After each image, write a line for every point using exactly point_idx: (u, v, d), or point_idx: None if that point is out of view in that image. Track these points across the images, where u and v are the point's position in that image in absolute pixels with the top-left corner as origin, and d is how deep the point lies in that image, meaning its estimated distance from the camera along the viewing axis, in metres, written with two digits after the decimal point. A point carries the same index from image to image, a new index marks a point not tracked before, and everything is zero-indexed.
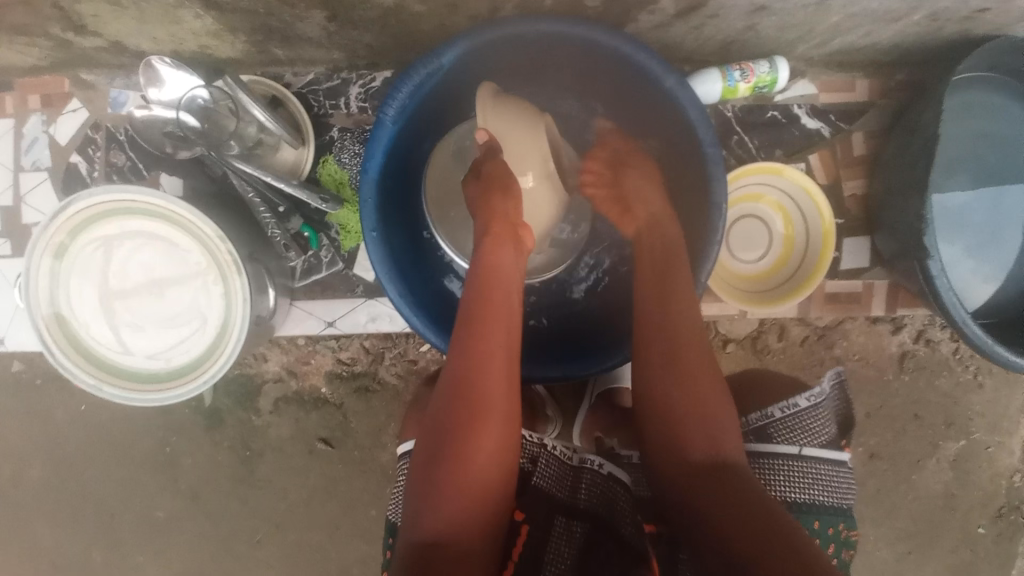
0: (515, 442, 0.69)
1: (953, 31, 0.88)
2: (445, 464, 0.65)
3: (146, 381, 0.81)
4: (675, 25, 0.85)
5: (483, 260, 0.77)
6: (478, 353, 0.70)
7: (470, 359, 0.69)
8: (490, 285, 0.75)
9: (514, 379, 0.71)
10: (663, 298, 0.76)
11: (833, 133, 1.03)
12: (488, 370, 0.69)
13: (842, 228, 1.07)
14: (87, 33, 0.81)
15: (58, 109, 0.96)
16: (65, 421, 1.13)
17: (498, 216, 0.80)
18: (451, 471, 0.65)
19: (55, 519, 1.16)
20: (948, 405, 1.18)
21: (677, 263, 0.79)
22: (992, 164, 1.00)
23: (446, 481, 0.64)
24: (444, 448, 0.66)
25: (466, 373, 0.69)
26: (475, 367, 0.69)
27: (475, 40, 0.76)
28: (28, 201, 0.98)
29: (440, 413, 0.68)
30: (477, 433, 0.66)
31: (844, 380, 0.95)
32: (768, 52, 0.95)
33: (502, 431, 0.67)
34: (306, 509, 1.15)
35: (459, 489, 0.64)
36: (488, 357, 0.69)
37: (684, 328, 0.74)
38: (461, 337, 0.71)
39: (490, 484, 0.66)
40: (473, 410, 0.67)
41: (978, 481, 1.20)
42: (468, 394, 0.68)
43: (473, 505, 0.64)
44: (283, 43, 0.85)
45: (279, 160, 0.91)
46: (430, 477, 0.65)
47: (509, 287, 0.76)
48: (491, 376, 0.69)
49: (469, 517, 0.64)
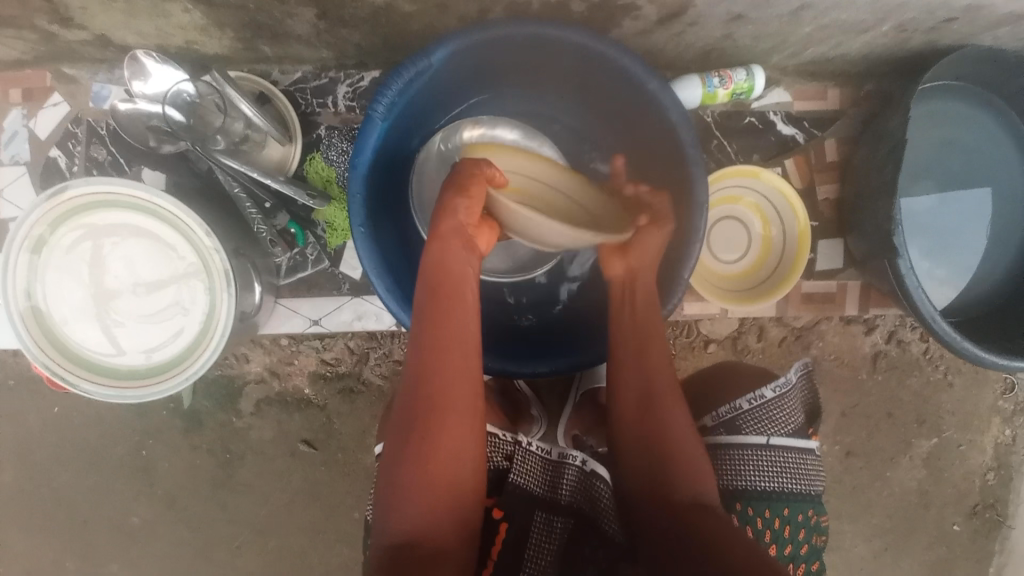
0: (480, 438, 0.69)
1: (920, 42, 0.93)
2: (410, 464, 0.66)
3: (126, 376, 0.79)
4: (657, 32, 0.87)
5: (435, 259, 0.74)
6: (434, 354, 0.69)
7: (427, 361, 0.69)
8: (447, 283, 0.73)
9: (475, 376, 0.70)
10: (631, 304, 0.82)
11: (807, 140, 1.07)
12: (444, 373, 0.68)
13: (817, 231, 1.11)
14: (73, 25, 0.80)
15: (37, 103, 0.95)
16: (37, 423, 1.09)
17: (447, 213, 0.75)
18: (417, 474, 0.65)
19: (25, 529, 1.12)
20: (921, 404, 1.22)
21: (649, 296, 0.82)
22: (956, 172, 1.05)
23: (410, 480, 0.65)
24: (408, 450, 0.66)
25: (423, 376, 0.68)
26: (434, 367, 0.68)
27: (463, 41, 0.77)
28: (4, 195, 0.96)
29: (401, 417, 0.68)
30: (439, 430, 0.66)
31: (811, 370, 0.97)
32: (745, 61, 0.98)
33: (464, 426, 0.68)
34: (288, 514, 1.13)
35: (423, 488, 0.65)
36: (445, 358, 0.69)
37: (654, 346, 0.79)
38: (423, 340, 0.70)
39: (455, 482, 0.66)
40: (433, 413, 0.67)
41: (951, 477, 1.25)
42: (428, 394, 0.68)
43: (441, 506, 0.65)
44: (271, 40, 0.85)
45: (265, 156, 0.90)
46: (397, 479, 0.66)
47: (467, 284, 0.74)
48: (450, 377, 0.68)
49: (437, 516, 0.65)
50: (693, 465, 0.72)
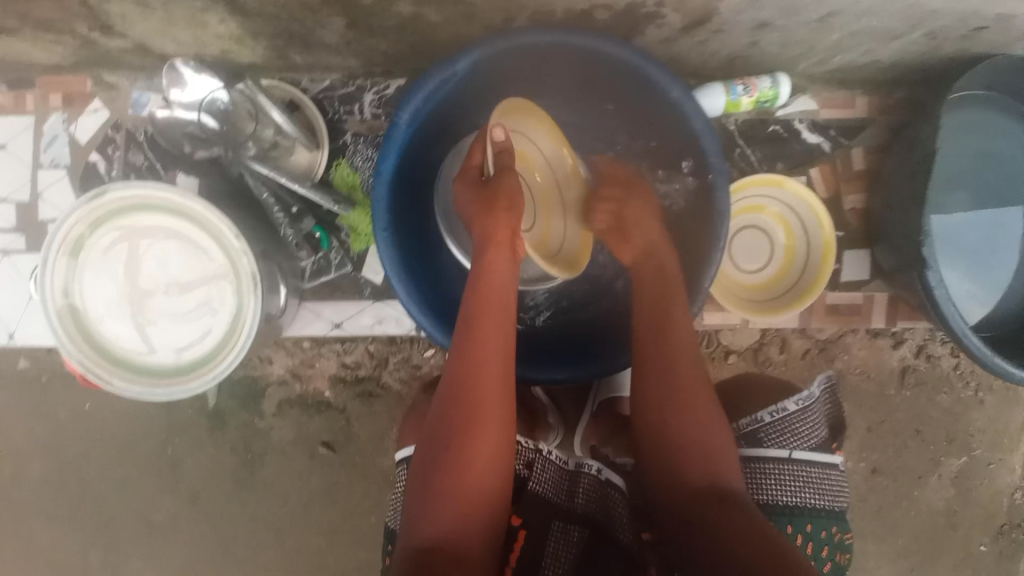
0: (511, 446, 0.70)
1: (952, 49, 0.91)
2: (444, 467, 0.66)
3: (156, 374, 0.82)
4: (681, 40, 0.87)
5: (482, 267, 0.78)
6: (473, 358, 0.70)
7: (466, 364, 0.70)
8: (487, 290, 0.75)
9: (510, 382, 0.72)
10: (656, 295, 0.80)
11: (833, 148, 1.06)
12: (481, 378, 0.70)
13: (843, 241, 1.09)
14: (113, 34, 0.82)
15: (79, 108, 0.97)
16: (69, 418, 1.13)
17: (499, 223, 0.79)
18: (450, 478, 0.66)
19: (54, 521, 1.15)
20: (949, 421, 1.19)
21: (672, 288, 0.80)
22: (990, 184, 1.02)
23: (444, 483, 0.66)
24: (442, 453, 0.67)
25: (462, 383, 0.69)
26: (473, 370, 0.70)
27: (488, 49, 0.78)
28: (43, 197, 0.99)
29: (436, 420, 0.70)
30: (474, 434, 0.67)
31: (834, 383, 0.95)
32: (770, 68, 0.97)
33: (498, 433, 0.68)
34: (305, 514, 1.15)
35: (457, 493, 0.65)
36: (484, 362, 0.70)
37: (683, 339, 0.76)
38: (462, 343, 0.72)
39: (487, 489, 0.67)
40: (469, 417, 0.68)
41: (981, 498, 1.21)
42: (464, 398, 0.69)
43: (472, 510, 0.66)
44: (302, 49, 0.87)
45: (294, 162, 0.93)
46: (429, 483, 0.67)
47: (506, 293, 0.76)
48: (488, 382, 0.70)
49: (468, 521, 0.65)
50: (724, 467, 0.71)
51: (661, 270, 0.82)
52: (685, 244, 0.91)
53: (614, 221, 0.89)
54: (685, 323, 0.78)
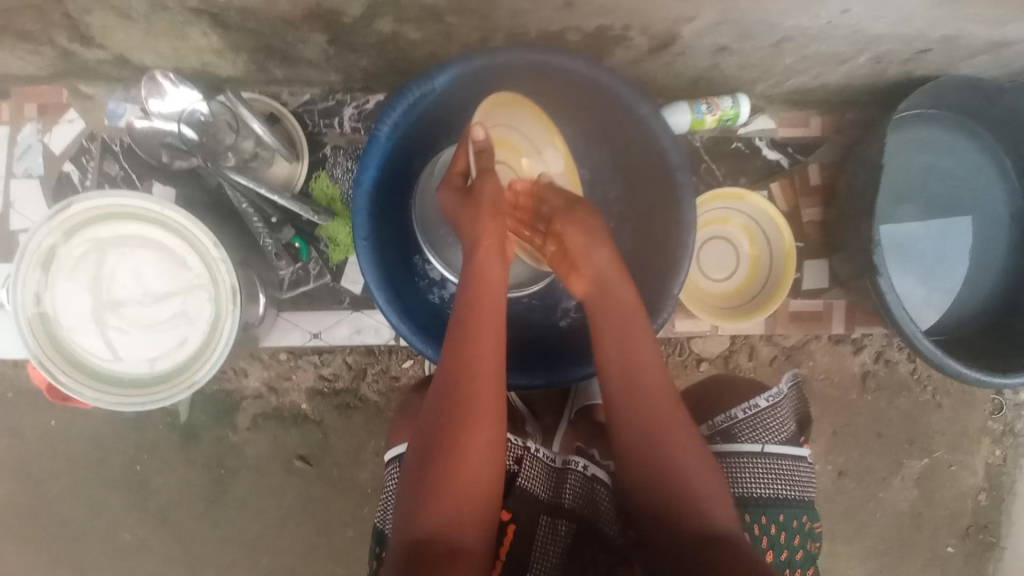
0: (504, 441, 0.72)
1: (895, 73, 0.98)
2: (438, 462, 0.68)
3: (129, 386, 0.81)
4: (648, 60, 0.92)
5: (475, 269, 0.79)
6: (467, 356, 0.72)
7: (461, 361, 0.72)
8: (481, 292, 0.77)
9: (502, 378, 0.74)
10: (620, 331, 0.79)
11: (792, 164, 1.13)
12: (475, 375, 0.71)
13: (804, 251, 1.15)
14: (94, 45, 0.82)
15: (53, 118, 0.96)
16: (33, 436, 1.09)
17: (487, 229, 0.80)
18: (444, 471, 0.67)
19: (12, 545, 1.10)
20: (910, 424, 1.25)
21: (635, 327, 0.79)
22: (937, 198, 1.10)
23: (437, 479, 0.67)
24: (437, 448, 0.69)
25: (456, 382, 0.71)
26: (468, 368, 0.72)
27: (466, 66, 0.82)
28: (16, 208, 0.97)
29: (430, 416, 0.71)
30: (467, 430, 0.69)
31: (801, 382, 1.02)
32: (732, 89, 1.04)
33: (491, 429, 0.70)
34: (281, 531, 1.13)
35: (454, 488, 0.67)
36: (478, 361, 0.72)
37: (647, 376, 0.76)
38: (455, 342, 0.74)
39: (482, 484, 0.68)
40: (463, 413, 0.70)
41: (942, 499, 1.27)
42: (458, 395, 0.70)
43: (466, 503, 0.67)
44: (283, 63, 0.89)
45: (273, 174, 0.94)
46: (423, 478, 0.68)
47: (499, 295, 0.78)
48: (481, 378, 0.71)
49: (462, 514, 0.66)
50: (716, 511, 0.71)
51: (620, 308, 0.80)
52: (656, 252, 0.94)
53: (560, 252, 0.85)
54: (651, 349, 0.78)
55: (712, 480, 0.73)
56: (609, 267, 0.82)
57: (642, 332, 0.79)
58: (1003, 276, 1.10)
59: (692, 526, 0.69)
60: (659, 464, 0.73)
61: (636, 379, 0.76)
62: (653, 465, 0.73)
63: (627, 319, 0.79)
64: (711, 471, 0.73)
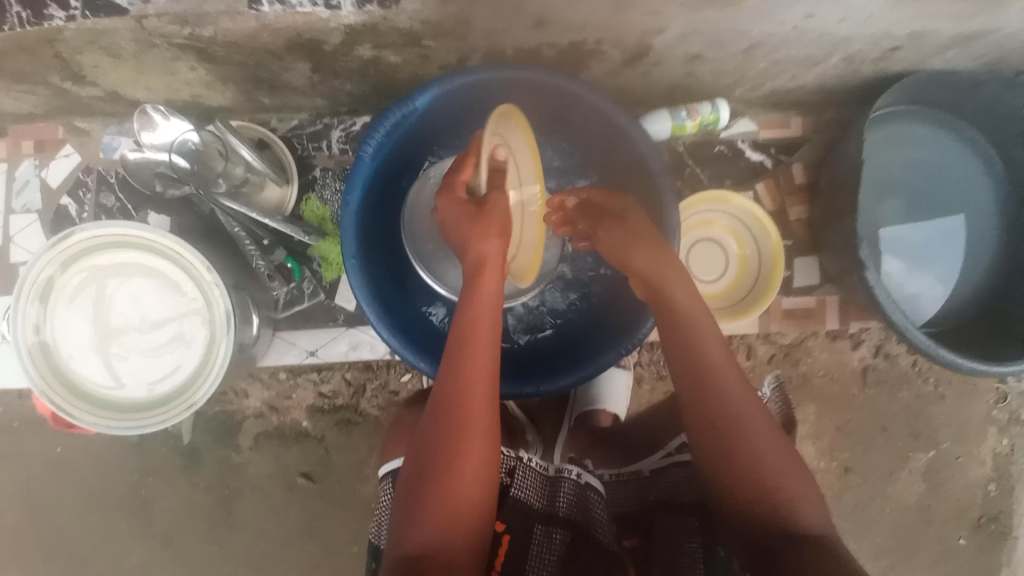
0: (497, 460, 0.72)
1: (870, 71, 1.00)
2: (432, 482, 0.68)
3: (127, 410, 0.82)
4: (625, 71, 0.94)
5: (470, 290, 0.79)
6: (462, 379, 0.72)
7: (455, 383, 0.72)
8: (476, 312, 0.77)
9: (495, 399, 0.74)
10: (685, 326, 0.81)
11: (775, 165, 1.14)
12: (469, 398, 0.71)
13: (792, 250, 1.16)
14: (87, 83, 0.85)
15: (51, 154, 1.00)
16: (40, 463, 1.11)
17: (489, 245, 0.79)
18: (438, 492, 0.68)
19: (22, 573, 1.12)
20: (913, 417, 1.25)
21: (704, 322, 0.82)
22: (922, 191, 1.11)
23: (432, 498, 0.68)
24: (431, 469, 0.69)
25: (452, 401, 0.71)
26: (461, 389, 0.72)
27: (446, 86, 0.84)
28: (16, 241, 1.00)
29: (425, 437, 0.72)
30: (460, 450, 0.69)
31: (783, 383, 1.03)
32: (711, 94, 1.05)
33: (485, 450, 0.70)
34: (287, 549, 1.14)
35: (447, 505, 0.67)
36: (472, 383, 0.72)
37: (720, 370, 0.78)
38: (451, 363, 0.74)
39: (476, 503, 0.69)
40: (457, 435, 0.70)
41: (951, 491, 1.26)
42: (451, 416, 0.71)
43: (459, 524, 0.67)
44: (270, 91, 0.92)
45: (265, 198, 0.96)
46: (416, 497, 0.69)
47: (494, 315, 0.78)
48: (475, 400, 0.71)
49: (456, 533, 0.67)
50: (799, 505, 0.72)
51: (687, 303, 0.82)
52: None
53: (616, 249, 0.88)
54: (719, 344, 0.81)
55: (790, 473, 0.74)
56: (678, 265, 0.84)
57: (710, 328, 0.81)
58: (991, 267, 1.10)
59: (771, 520, 0.71)
60: (745, 460, 0.74)
61: (707, 372, 0.78)
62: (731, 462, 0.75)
63: (694, 313, 0.82)
64: (790, 466, 0.75)
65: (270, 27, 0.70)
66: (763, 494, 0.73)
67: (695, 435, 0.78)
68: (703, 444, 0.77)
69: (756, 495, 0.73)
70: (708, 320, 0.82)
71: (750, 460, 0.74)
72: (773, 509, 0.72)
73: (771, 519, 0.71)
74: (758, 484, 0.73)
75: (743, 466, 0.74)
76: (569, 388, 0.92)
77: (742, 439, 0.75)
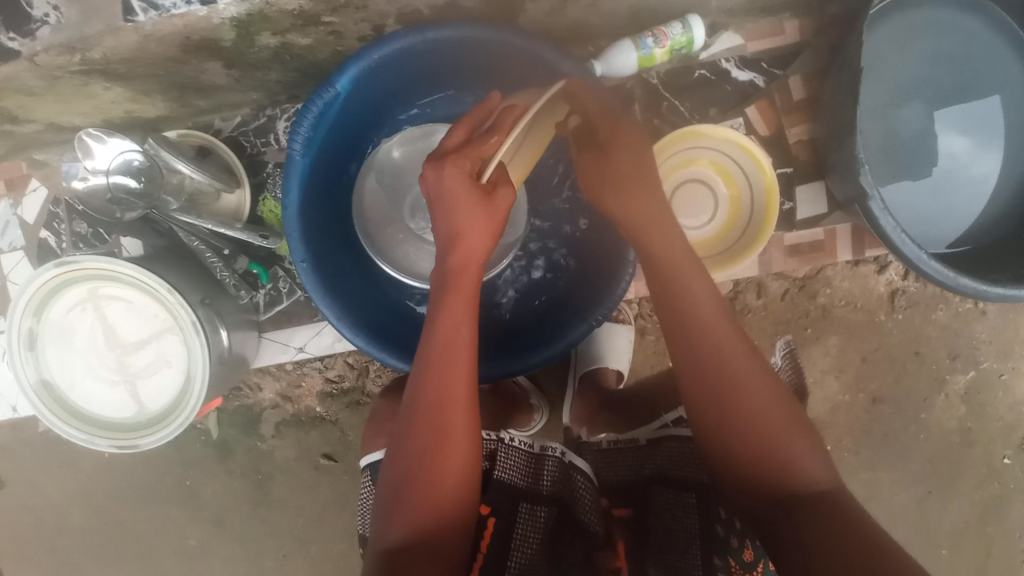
0: (480, 456, 0.72)
1: None
2: (415, 481, 0.68)
3: (127, 429, 0.87)
4: (569, 7, 0.82)
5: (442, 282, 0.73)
6: (443, 378, 0.70)
7: (436, 383, 0.70)
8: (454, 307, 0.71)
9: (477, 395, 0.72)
10: (666, 278, 0.75)
11: (768, 82, 1.01)
12: (451, 397, 0.69)
13: (796, 176, 1.04)
14: (21, 121, 0.85)
15: (21, 191, 1.02)
16: (93, 468, 1.23)
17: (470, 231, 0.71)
18: (422, 491, 0.68)
19: (102, 560, 1.27)
20: (950, 338, 1.14)
21: (692, 273, 0.75)
22: (948, 85, 0.94)
23: (416, 496, 0.68)
24: (414, 468, 0.69)
25: (432, 393, 0.70)
26: (441, 389, 0.69)
27: (366, 62, 0.77)
28: (12, 279, 1.04)
29: (407, 436, 0.70)
30: (443, 449, 0.69)
31: (793, 348, 1.04)
32: (680, 13, 0.92)
33: (467, 447, 0.70)
34: (322, 521, 1.23)
35: (431, 502, 0.68)
36: (453, 384, 0.70)
37: (713, 327, 0.72)
38: (432, 361, 0.71)
39: (459, 498, 0.69)
40: (440, 434, 0.69)
41: (995, 411, 1.17)
42: (434, 416, 0.69)
43: (443, 519, 0.68)
44: (199, 94, 0.88)
45: (222, 205, 0.95)
46: (399, 495, 0.69)
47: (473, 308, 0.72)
48: (456, 400, 0.70)
49: (440, 528, 0.68)
50: (802, 463, 0.67)
51: (676, 253, 0.76)
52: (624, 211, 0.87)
53: (603, 178, 0.81)
54: (707, 292, 0.74)
55: (788, 421, 0.69)
56: (655, 213, 0.78)
57: (701, 279, 0.74)
58: None
59: (768, 482, 0.67)
60: (746, 428, 0.68)
61: (701, 325, 0.72)
62: (725, 417, 0.70)
63: (680, 265, 0.75)
64: (788, 416, 0.69)
65: (154, 37, 0.66)
66: (757, 451, 0.68)
67: (697, 406, 0.71)
68: (703, 413, 0.71)
69: (757, 460, 0.68)
70: (699, 276, 0.75)
71: (747, 413, 0.69)
72: (770, 465, 0.67)
73: (771, 487, 0.67)
74: (756, 450, 0.68)
75: (740, 428, 0.69)
76: (546, 363, 0.89)
77: (742, 399, 0.69)
